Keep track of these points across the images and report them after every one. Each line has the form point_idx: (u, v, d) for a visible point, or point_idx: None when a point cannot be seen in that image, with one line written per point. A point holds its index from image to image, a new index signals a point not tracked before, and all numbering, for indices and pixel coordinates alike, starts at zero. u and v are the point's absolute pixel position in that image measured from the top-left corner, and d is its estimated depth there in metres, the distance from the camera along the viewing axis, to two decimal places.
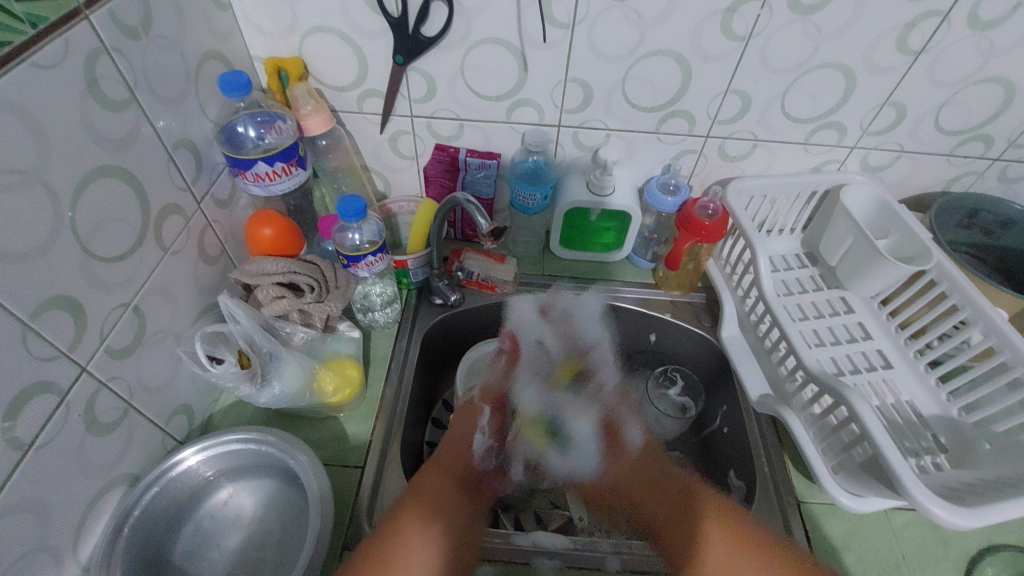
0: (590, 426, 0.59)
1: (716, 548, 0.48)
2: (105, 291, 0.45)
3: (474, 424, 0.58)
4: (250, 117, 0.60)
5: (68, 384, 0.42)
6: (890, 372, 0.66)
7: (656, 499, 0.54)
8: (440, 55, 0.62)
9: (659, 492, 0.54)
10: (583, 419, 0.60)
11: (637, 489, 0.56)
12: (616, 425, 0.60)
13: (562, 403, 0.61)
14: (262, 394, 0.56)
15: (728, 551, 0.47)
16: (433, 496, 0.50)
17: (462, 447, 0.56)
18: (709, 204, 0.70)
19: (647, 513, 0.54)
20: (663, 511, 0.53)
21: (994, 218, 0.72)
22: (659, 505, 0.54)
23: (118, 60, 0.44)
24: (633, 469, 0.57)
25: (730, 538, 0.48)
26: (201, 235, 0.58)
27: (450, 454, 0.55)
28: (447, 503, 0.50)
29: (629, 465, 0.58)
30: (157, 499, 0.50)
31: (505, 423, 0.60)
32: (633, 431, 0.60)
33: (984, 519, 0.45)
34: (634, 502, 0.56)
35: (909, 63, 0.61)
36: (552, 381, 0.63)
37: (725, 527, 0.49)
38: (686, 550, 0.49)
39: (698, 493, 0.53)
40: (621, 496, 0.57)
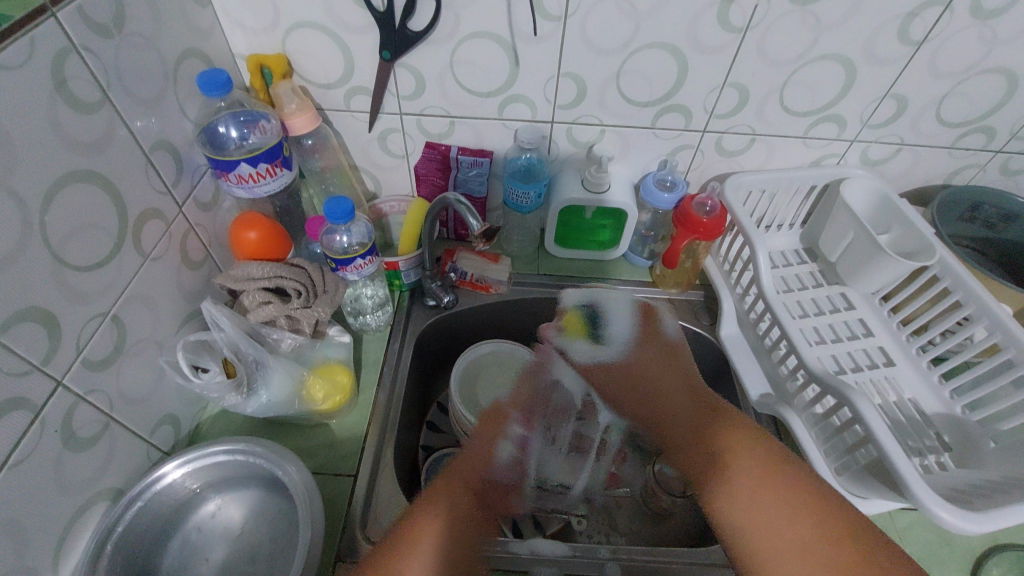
0: (619, 346, 0.57)
1: (739, 490, 0.44)
2: (80, 301, 0.43)
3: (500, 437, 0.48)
4: (232, 116, 0.58)
5: (43, 400, 0.40)
6: (892, 369, 0.65)
7: (676, 387, 0.53)
8: (428, 51, 0.60)
9: (678, 397, 0.52)
10: (621, 318, 0.59)
11: (666, 397, 0.53)
12: (654, 312, 0.59)
13: (582, 343, 0.58)
14: (249, 403, 0.55)
15: (761, 500, 0.43)
16: (439, 500, 0.43)
17: (489, 462, 0.46)
18: (707, 200, 0.68)
19: (672, 409, 0.52)
20: (690, 427, 0.50)
21: (996, 211, 0.71)
22: (673, 380, 0.53)
23: (90, 59, 0.42)
24: (657, 354, 0.55)
25: (772, 485, 0.43)
26: (184, 239, 0.56)
27: (466, 462, 0.46)
28: (459, 518, 0.42)
29: (660, 348, 0.56)
30: (141, 514, 0.49)
31: (530, 435, 0.52)
32: (668, 324, 0.59)
33: (992, 524, 0.44)
34: (651, 398, 0.54)
35: (911, 54, 0.59)
36: (570, 329, 0.59)
37: (767, 468, 0.44)
38: (703, 464, 0.47)
39: (731, 416, 0.49)
40: (640, 394, 0.55)
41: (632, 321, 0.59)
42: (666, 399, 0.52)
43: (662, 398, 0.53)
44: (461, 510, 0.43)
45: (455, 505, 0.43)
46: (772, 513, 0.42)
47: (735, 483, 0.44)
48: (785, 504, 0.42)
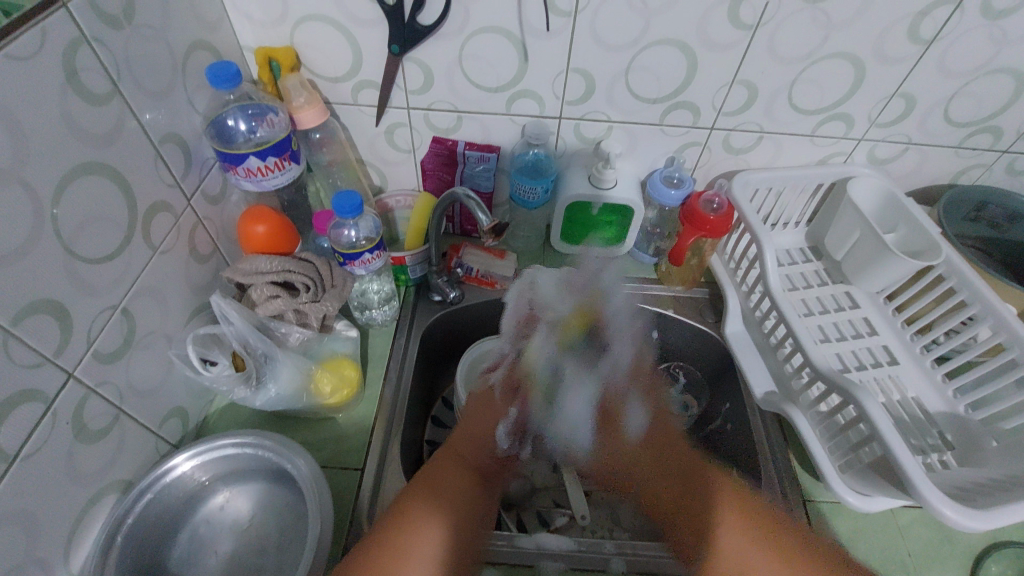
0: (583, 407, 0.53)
1: (733, 542, 0.46)
2: (91, 293, 0.43)
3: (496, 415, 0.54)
4: (240, 109, 0.58)
5: (55, 392, 0.40)
6: (896, 368, 0.65)
7: (659, 472, 0.52)
8: (437, 45, 0.60)
9: (665, 458, 0.51)
10: (579, 402, 0.53)
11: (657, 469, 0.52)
12: (616, 405, 0.53)
13: (566, 367, 0.54)
14: (258, 397, 0.55)
15: (750, 544, 0.45)
16: (443, 478, 0.48)
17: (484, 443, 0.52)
18: (714, 198, 0.68)
19: (652, 487, 0.52)
20: (672, 474, 0.51)
21: (1001, 211, 0.71)
22: (653, 430, 0.53)
23: (100, 50, 0.42)
24: (651, 442, 0.53)
25: (755, 538, 0.46)
26: (192, 232, 0.56)
27: (461, 445, 0.52)
28: (459, 496, 0.48)
29: (640, 440, 0.53)
30: (151, 506, 0.49)
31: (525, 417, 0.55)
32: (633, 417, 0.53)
33: (995, 521, 0.45)
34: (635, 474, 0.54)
35: (920, 53, 0.59)
36: (565, 333, 0.55)
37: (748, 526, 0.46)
38: (683, 510, 0.49)
39: (711, 480, 0.50)
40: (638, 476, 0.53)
41: (592, 402, 0.53)
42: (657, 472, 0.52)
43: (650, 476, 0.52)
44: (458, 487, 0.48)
45: (449, 479, 0.48)
46: (761, 566, 0.44)
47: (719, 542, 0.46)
48: (778, 560, 0.44)
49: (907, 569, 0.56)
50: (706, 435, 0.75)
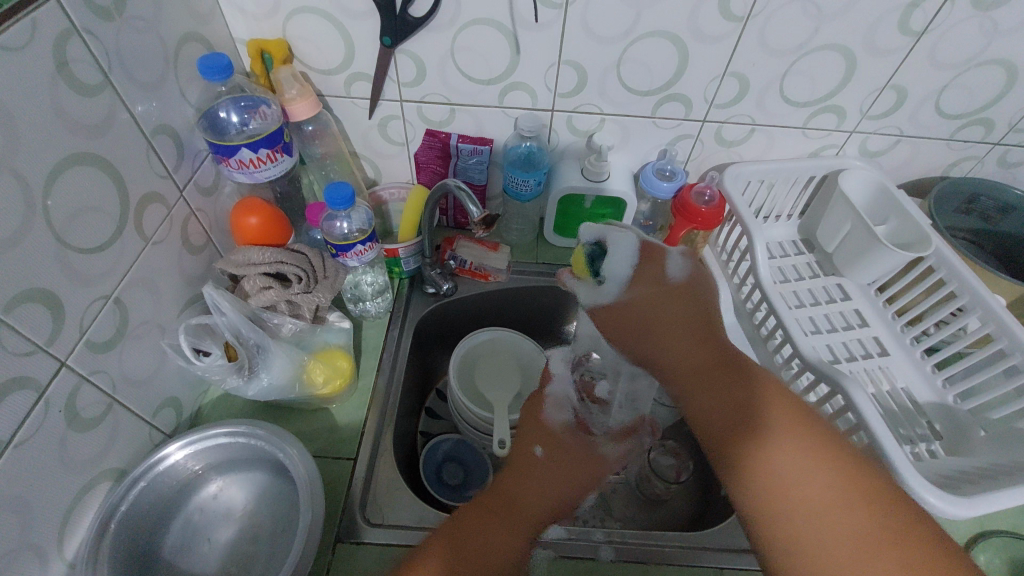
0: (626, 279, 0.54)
1: (782, 454, 0.38)
2: (83, 283, 0.44)
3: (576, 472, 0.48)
4: (232, 102, 0.58)
5: (48, 380, 0.41)
6: (886, 359, 0.66)
7: (689, 356, 0.45)
8: (429, 37, 0.60)
9: (699, 343, 0.45)
10: (624, 250, 0.55)
11: (690, 372, 0.44)
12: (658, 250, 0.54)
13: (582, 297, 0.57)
14: (251, 386, 0.55)
15: (794, 450, 0.38)
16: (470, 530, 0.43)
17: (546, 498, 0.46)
18: (706, 189, 0.69)
19: (682, 365, 0.45)
20: (724, 388, 0.42)
21: (992, 203, 0.71)
22: (677, 313, 0.48)
23: (91, 42, 0.42)
24: (672, 293, 0.50)
25: (810, 456, 0.38)
26: (185, 224, 0.56)
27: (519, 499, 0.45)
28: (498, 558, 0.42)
29: (651, 286, 0.51)
30: (144, 494, 0.49)
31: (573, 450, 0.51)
32: (673, 263, 0.53)
33: (980, 508, 0.45)
34: (646, 325, 0.49)
35: (911, 44, 0.59)
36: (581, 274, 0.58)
37: (796, 430, 0.39)
38: (715, 387, 0.42)
39: (756, 380, 0.42)
40: (644, 339, 0.49)
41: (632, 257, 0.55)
42: (688, 374, 0.44)
43: (669, 336, 0.47)
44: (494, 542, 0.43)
45: (488, 534, 0.43)
46: (801, 478, 0.37)
47: (768, 450, 0.39)
48: (807, 448, 0.38)
49: None
50: None
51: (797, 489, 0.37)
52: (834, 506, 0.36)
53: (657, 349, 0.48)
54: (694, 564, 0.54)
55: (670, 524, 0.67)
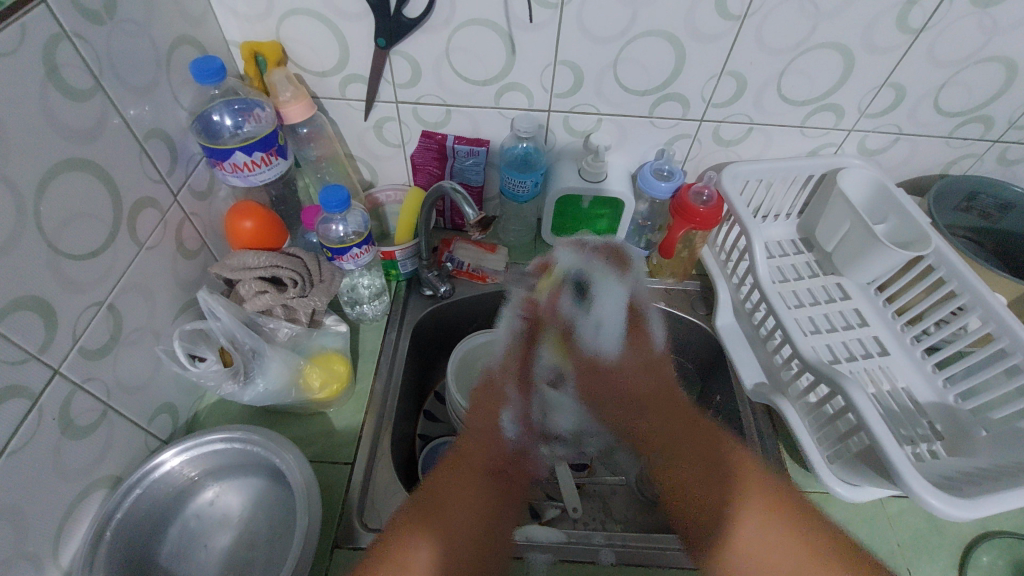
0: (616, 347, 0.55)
1: (756, 534, 0.42)
2: (76, 290, 0.43)
3: (499, 407, 0.53)
4: (226, 105, 0.58)
5: (41, 388, 0.41)
6: (886, 359, 0.65)
7: (668, 429, 0.51)
8: (423, 38, 0.60)
9: (675, 420, 0.51)
10: (613, 303, 0.54)
11: (658, 425, 0.52)
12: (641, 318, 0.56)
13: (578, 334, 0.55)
14: (247, 392, 0.55)
15: (771, 524, 0.43)
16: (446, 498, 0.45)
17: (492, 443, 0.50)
18: (704, 189, 0.68)
19: (645, 429, 0.53)
20: (690, 451, 0.48)
21: (992, 200, 0.71)
22: (648, 386, 0.53)
23: (81, 46, 0.42)
24: (649, 361, 0.55)
25: (780, 522, 0.43)
26: (179, 228, 0.56)
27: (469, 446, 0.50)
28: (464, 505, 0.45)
29: (644, 360, 0.55)
30: (140, 501, 0.49)
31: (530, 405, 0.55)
32: (655, 332, 0.57)
33: (981, 509, 0.45)
34: (632, 400, 0.54)
35: (909, 42, 0.59)
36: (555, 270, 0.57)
37: (767, 500, 0.44)
38: (692, 464, 0.47)
39: (726, 459, 0.47)
40: (613, 409, 0.55)
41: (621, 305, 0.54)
42: (656, 430, 0.52)
43: (631, 420, 0.54)
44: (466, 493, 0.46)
45: (461, 489, 0.46)
46: (772, 542, 0.42)
47: (738, 517, 0.43)
48: (775, 522, 0.43)
49: (896, 559, 0.56)
50: None
51: (763, 550, 0.42)
52: (804, 560, 0.41)
53: (627, 419, 0.54)
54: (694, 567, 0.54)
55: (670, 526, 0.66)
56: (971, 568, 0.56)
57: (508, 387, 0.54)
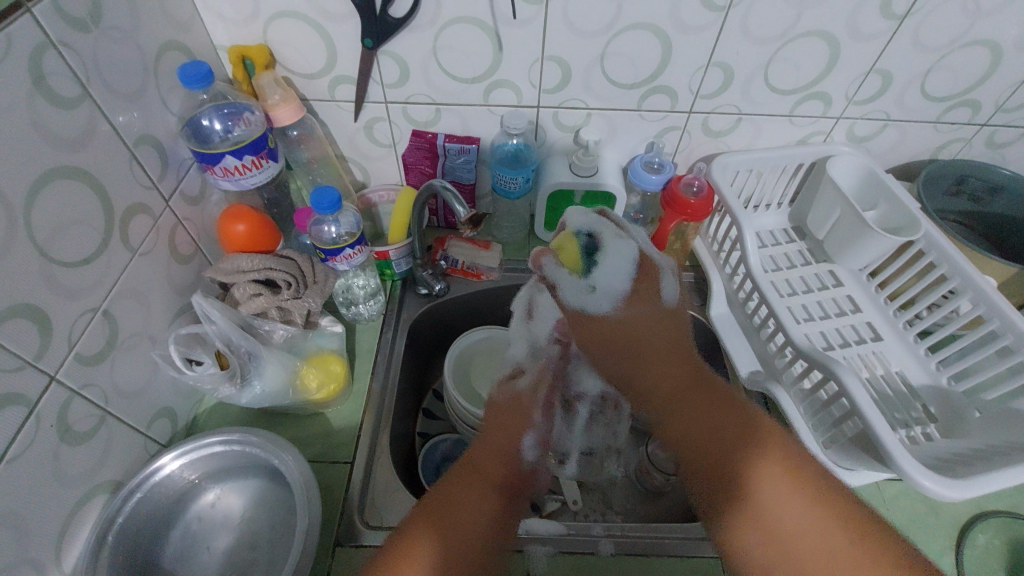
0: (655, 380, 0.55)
1: (771, 484, 0.40)
2: (70, 297, 0.43)
3: (526, 423, 0.48)
4: (215, 109, 0.58)
5: (39, 395, 0.41)
6: (880, 344, 0.66)
7: (671, 373, 0.47)
8: (410, 38, 0.60)
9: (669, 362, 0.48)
10: (616, 258, 0.51)
11: (663, 395, 0.47)
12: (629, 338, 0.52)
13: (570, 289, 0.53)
14: (244, 394, 0.55)
15: (790, 497, 0.39)
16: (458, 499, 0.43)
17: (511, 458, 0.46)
18: (694, 180, 0.68)
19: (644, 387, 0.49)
20: (691, 417, 0.45)
21: (981, 184, 0.71)
22: (650, 329, 0.50)
23: (68, 54, 0.42)
24: (635, 328, 0.50)
25: (798, 484, 0.39)
26: (171, 234, 0.56)
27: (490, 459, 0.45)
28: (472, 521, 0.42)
29: (657, 314, 0.51)
30: (141, 505, 0.50)
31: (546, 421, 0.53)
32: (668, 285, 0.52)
33: (975, 489, 0.45)
34: (628, 340, 0.50)
35: (894, 28, 0.59)
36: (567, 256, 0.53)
37: (787, 468, 0.40)
38: (713, 403, 0.45)
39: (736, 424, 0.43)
40: (617, 356, 0.51)
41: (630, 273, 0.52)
42: (663, 394, 0.47)
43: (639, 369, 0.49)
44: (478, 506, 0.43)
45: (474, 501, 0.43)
46: (801, 524, 0.38)
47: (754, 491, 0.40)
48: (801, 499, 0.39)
49: None
50: None
51: (799, 549, 0.37)
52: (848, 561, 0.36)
53: (627, 373, 0.50)
54: (693, 555, 0.54)
55: (669, 515, 0.67)
56: (967, 549, 0.56)
57: (534, 405, 0.51)
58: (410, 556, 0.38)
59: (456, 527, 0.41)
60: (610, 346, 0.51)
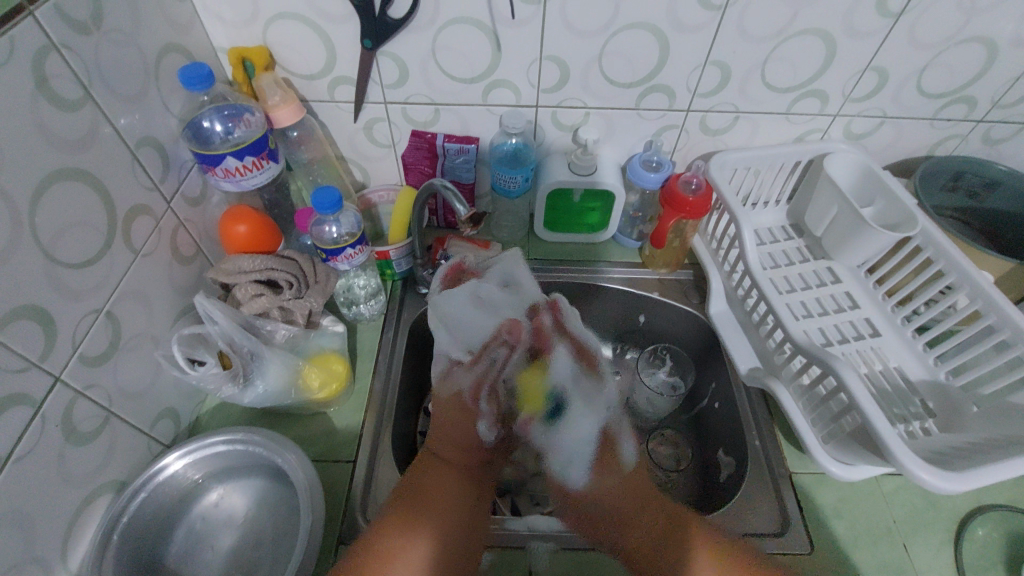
0: (598, 347, 0.55)
1: None
2: (74, 298, 0.44)
3: (469, 416, 0.52)
4: (216, 111, 0.58)
5: (43, 395, 0.41)
6: (878, 340, 0.66)
7: (653, 531, 0.50)
8: (409, 38, 0.60)
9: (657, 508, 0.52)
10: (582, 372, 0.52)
11: (645, 544, 0.50)
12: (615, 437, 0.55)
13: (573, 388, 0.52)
14: (247, 394, 0.56)
15: None
16: (430, 489, 0.50)
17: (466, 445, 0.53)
18: (692, 178, 0.69)
19: (632, 541, 0.50)
20: (661, 547, 0.49)
21: (978, 179, 0.72)
22: (650, 519, 0.51)
23: (70, 57, 0.42)
24: (628, 479, 0.53)
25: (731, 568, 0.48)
26: (173, 235, 0.56)
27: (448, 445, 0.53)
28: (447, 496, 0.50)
29: (623, 478, 0.53)
30: (146, 504, 0.50)
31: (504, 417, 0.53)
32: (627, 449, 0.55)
33: (972, 482, 0.46)
34: (618, 522, 0.52)
35: (889, 26, 0.60)
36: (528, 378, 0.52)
37: (721, 559, 0.48)
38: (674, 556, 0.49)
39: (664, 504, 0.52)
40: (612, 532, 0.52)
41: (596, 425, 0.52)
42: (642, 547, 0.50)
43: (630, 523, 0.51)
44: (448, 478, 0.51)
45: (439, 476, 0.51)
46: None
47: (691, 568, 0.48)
48: None
49: (893, 536, 0.57)
50: (694, 415, 0.76)
51: None
52: None
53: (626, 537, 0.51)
54: None
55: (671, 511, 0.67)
56: (966, 541, 0.57)
57: (477, 402, 0.52)
58: (399, 541, 0.46)
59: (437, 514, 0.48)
60: (619, 484, 0.52)
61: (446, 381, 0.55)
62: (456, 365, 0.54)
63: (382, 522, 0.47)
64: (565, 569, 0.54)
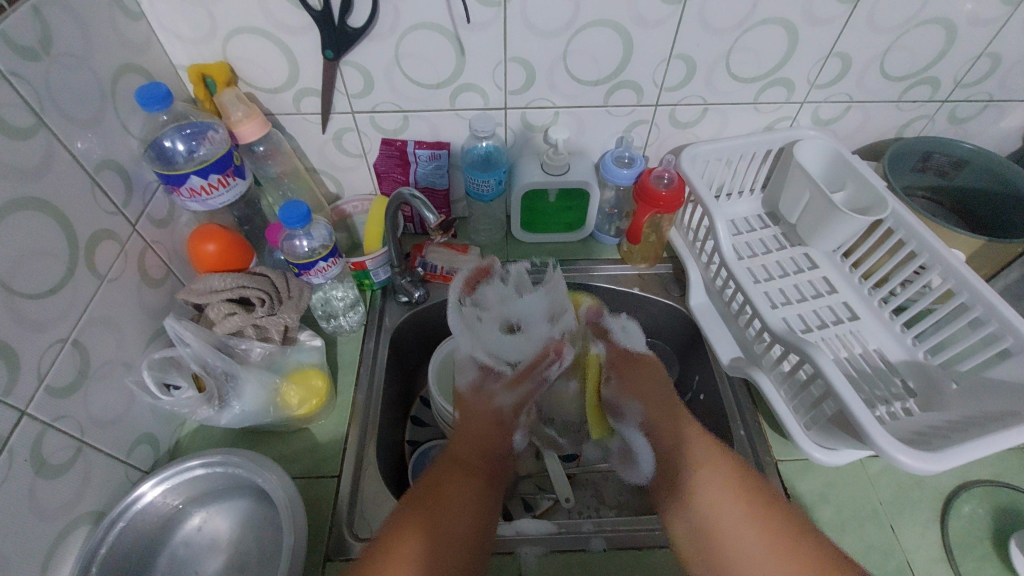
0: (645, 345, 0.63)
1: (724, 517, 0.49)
2: (37, 329, 0.43)
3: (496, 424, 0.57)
4: (177, 130, 0.57)
5: (8, 430, 0.40)
6: (857, 323, 0.67)
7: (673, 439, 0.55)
8: (371, 46, 0.60)
9: (687, 459, 0.53)
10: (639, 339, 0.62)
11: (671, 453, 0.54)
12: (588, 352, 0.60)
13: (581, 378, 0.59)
14: (223, 415, 0.55)
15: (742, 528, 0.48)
16: (449, 492, 0.51)
17: (485, 445, 0.56)
18: (664, 173, 0.69)
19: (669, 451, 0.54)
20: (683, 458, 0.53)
21: (946, 159, 0.72)
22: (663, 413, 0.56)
23: (18, 84, 0.42)
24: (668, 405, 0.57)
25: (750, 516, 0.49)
26: (141, 258, 0.55)
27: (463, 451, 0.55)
28: (457, 499, 0.50)
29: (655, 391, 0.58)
30: (125, 534, 0.49)
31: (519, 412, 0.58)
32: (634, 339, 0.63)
33: (948, 462, 0.46)
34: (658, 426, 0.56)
35: (849, 11, 0.60)
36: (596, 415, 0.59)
37: (759, 522, 0.48)
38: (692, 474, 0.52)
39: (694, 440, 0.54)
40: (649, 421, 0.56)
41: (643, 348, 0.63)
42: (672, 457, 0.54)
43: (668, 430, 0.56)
44: (467, 490, 0.52)
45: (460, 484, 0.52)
46: (735, 525, 0.48)
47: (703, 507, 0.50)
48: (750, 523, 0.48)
49: (880, 517, 0.57)
50: None
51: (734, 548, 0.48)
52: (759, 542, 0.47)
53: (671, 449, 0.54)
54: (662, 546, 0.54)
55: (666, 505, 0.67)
56: (951, 518, 0.57)
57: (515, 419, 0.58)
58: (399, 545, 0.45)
59: (446, 519, 0.48)
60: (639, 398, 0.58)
61: (478, 392, 0.58)
62: (494, 381, 0.58)
63: (399, 522, 0.47)
64: (556, 571, 0.53)
